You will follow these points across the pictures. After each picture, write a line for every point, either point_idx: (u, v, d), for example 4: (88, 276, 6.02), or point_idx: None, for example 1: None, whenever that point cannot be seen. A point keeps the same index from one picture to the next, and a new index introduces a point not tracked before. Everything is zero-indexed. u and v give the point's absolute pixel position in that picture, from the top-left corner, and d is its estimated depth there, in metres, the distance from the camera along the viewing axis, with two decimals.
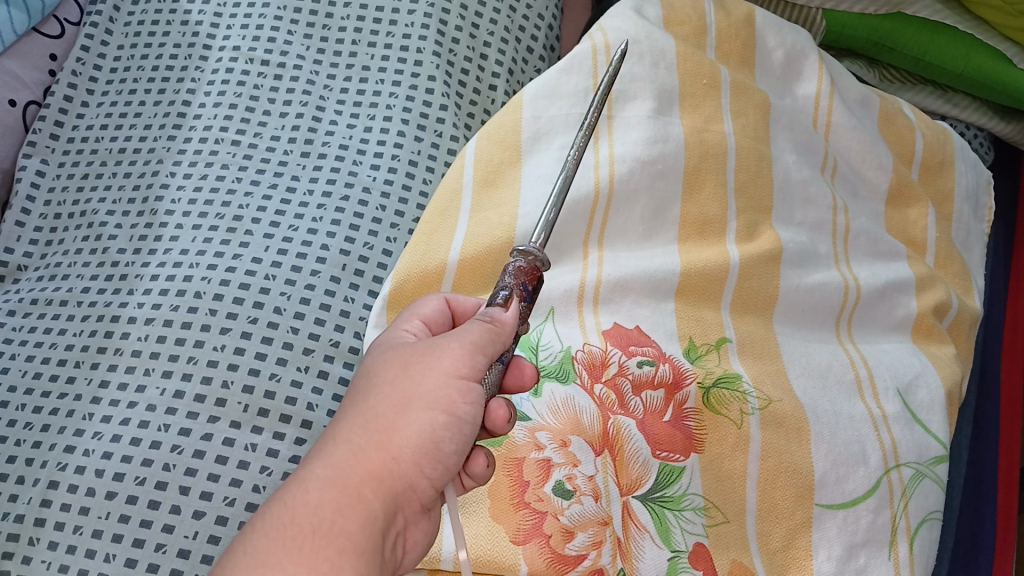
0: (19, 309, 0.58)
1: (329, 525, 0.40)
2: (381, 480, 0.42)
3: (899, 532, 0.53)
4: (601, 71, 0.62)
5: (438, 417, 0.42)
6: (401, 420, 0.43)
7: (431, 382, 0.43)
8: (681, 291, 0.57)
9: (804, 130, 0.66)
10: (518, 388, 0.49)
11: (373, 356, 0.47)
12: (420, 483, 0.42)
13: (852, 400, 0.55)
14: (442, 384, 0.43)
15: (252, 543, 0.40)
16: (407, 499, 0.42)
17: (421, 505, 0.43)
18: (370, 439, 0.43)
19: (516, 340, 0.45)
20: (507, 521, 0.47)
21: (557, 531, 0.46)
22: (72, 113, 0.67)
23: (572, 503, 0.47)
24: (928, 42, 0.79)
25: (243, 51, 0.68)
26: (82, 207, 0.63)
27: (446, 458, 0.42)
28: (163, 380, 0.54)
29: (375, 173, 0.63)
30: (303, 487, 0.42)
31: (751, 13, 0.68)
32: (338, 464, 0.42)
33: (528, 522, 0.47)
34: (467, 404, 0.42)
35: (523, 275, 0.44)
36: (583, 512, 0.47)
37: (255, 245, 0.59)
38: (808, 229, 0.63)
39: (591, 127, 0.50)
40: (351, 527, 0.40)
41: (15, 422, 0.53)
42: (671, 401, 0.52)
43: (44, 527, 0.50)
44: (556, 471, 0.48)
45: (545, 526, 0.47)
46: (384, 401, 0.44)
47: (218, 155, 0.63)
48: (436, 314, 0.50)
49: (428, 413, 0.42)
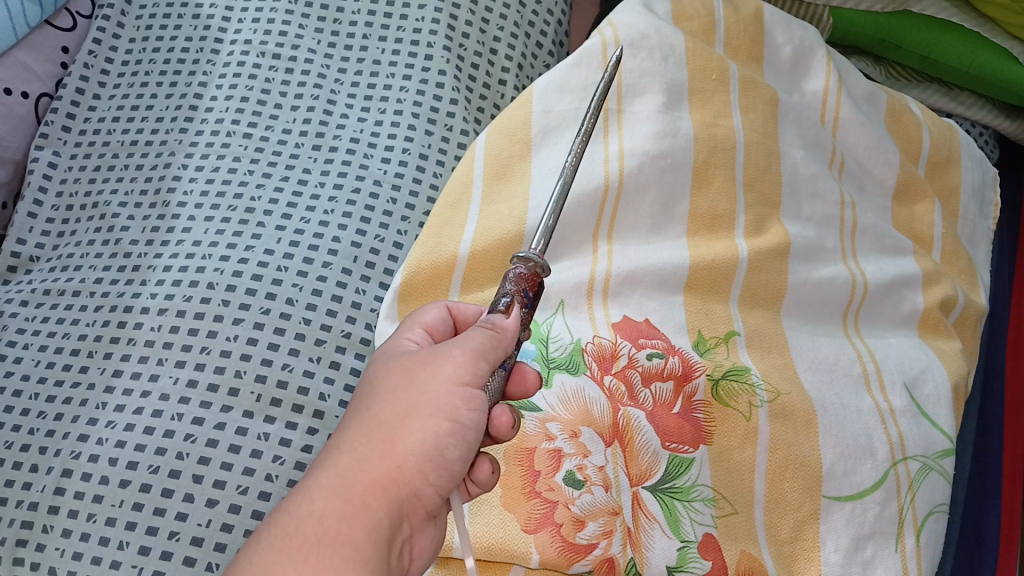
0: (32, 299, 0.58)
1: (333, 535, 0.41)
2: (386, 488, 0.42)
3: (906, 523, 0.53)
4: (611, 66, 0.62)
5: (441, 425, 0.42)
6: (404, 428, 0.43)
7: (433, 390, 0.43)
8: (689, 284, 0.57)
9: (812, 126, 0.66)
10: (521, 395, 0.49)
11: (376, 364, 0.47)
12: (424, 490, 0.43)
13: (859, 393, 0.56)
14: (445, 391, 0.43)
15: (258, 552, 0.41)
16: (412, 506, 0.43)
17: (425, 512, 0.43)
18: (375, 447, 0.43)
19: (517, 347, 0.45)
20: (518, 510, 0.48)
21: (568, 521, 0.47)
22: (84, 105, 0.67)
23: (583, 492, 0.48)
24: (935, 40, 0.79)
25: (255, 44, 0.68)
26: (94, 199, 0.63)
27: (451, 464, 0.42)
28: (176, 369, 0.54)
29: (386, 167, 0.64)
30: (307, 496, 0.42)
31: (760, 9, 0.69)
32: (341, 474, 0.42)
33: (539, 511, 0.47)
34: (470, 411, 0.42)
35: (524, 282, 0.44)
36: (593, 502, 0.48)
37: (266, 237, 0.59)
38: (815, 224, 0.63)
39: (589, 132, 0.50)
40: (355, 536, 0.41)
41: (28, 411, 0.54)
42: (680, 393, 0.52)
43: (58, 515, 0.50)
44: (567, 461, 0.48)
45: (555, 515, 0.47)
46: (387, 408, 0.44)
47: (229, 147, 0.63)
48: (437, 322, 0.49)
49: (431, 421, 0.42)
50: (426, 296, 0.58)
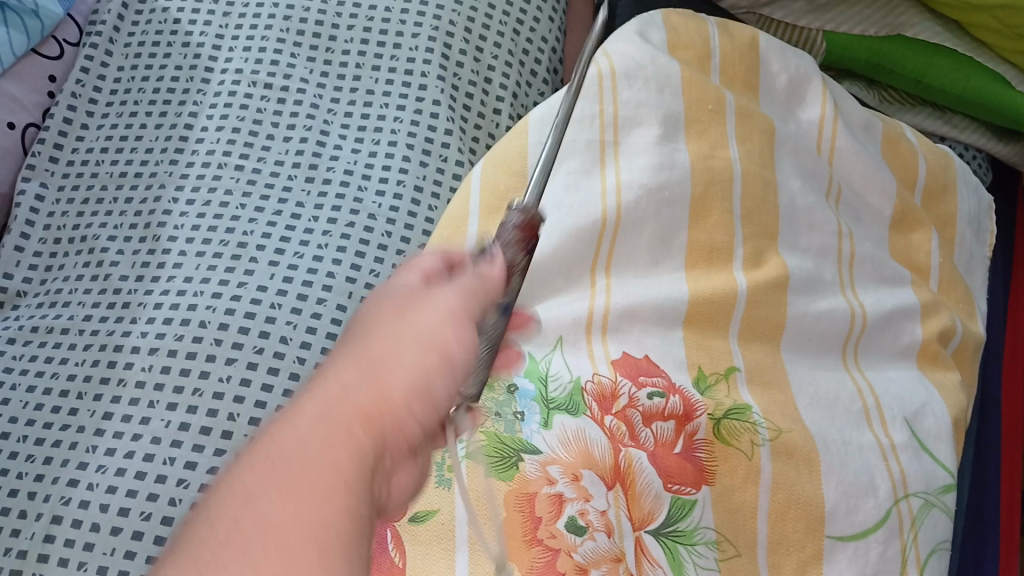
0: (19, 337, 0.57)
1: (327, 444, 0.32)
2: (370, 421, 0.34)
3: (909, 562, 0.53)
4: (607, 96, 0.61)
5: (432, 356, 0.35)
6: (388, 362, 0.35)
7: (424, 321, 0.37)
8: (689, 319, 0.56)
9: (809, 156, 0.66)
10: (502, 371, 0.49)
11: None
12: (409, 428, 0.35)
13: (860, 429, 0.55)
14: (438, 320, 0.36)
15: (211, 493, 0.32)
16: (393, 446, 0.34)
17: (410, 448, 0.35)
18: (354, 382, 0.35)
19: None
20: (520, 559, 0.48)
21: (571, 569, 0.47)
22: (72, 136, 0.66)
23: (585, 539, 0.48)
24: (928, 65, 0.79)
25: (246, 73, 0.68)
26: (82, 232, 0.62)
27: (455, 354, 0.36)
28: (168, 412, 0.53)
29: (381, 200, 0.63)
30: (287, 423, 0.33)
31: (755, 37, 0.69)
32: (324, 422, 0.33)
33: (542, 557, 0.48)
34: (462, 348, 0.36)
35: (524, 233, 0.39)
36: (596, 549, 0.48)
37: (259, 273, 0.58)
38: (813, 255, 0.62)
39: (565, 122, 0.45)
40: (337, 465, 0.32)
41: (17, 454, 0.53)
42: (682, 432, 0.52)
43: (49, 562, 0.49)
44: (568, 507, 0.48)
45: (558, 564, 0.48)
46: (368, 340, 0.36)
47: (221, 180, 0.63)
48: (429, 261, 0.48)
49: (421, 351, 0.36)
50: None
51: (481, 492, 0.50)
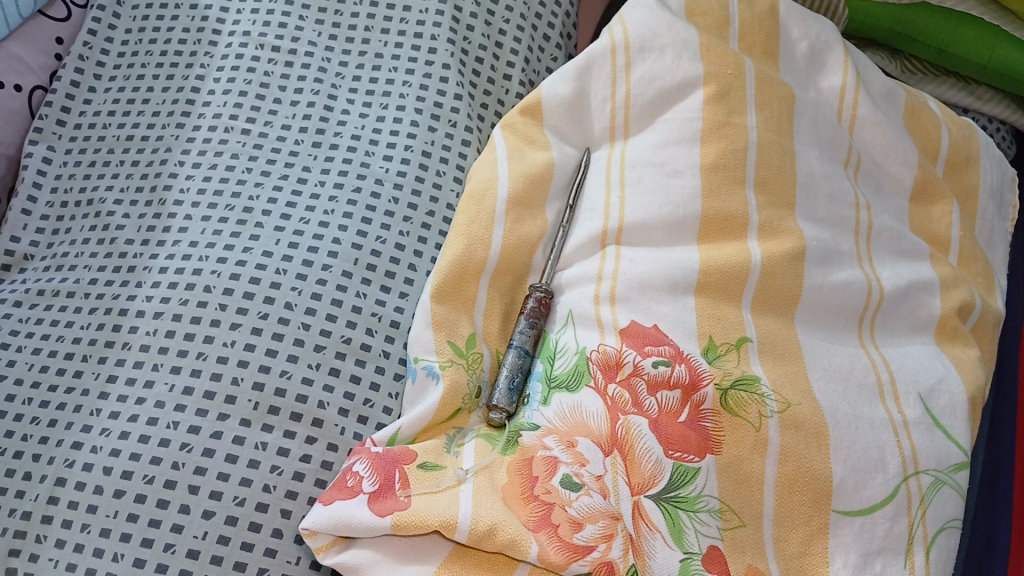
0: (25, 300, 0.57)
1: None
2: None
3: (916, 540, 0.51)
4: (619, 76, 0.63)
5: None
6: None
7: None
8: (701, 287, 0.55)
9: (828, 125, 0.64)
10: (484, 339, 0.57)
11: None
12: None
13: (873, 404, 0.53)
14: None
15: None
16: None
17: None
18: None
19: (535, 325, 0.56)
20: (518, 512, 0.48)
21: (565, 522, 0.47)
22: (79, 98, 0.66)
23: (580, 495, 0.47)
24: (952, 33, 0.77)
25: (253, 36, 0.67)
26: (89, 195, 0.61)
27: None
28: (172, 375, 0.53)
29: (388, 165, 0.62)
30: None
31: (775, 4, 0.68)
32: None
33: (536, 513, 0.47)
34: None
35: (538, 307, 0.56)
36: (591, 505, 0.47)
37: (265, 238, 0.58)
38: (831, 226, 0.61)
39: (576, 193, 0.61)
40: None
41: (22, 416, 0.52)
42: (688, 402, 0.51)
43: (51, 525, 0.49)
44: (563, 466, 0.49)
45: (553, 517, 0.47)
46: None
47: (227, 144, 0.62)
48: None
49: None
50: (459, 295, 0.57)
51: (489, 467, 0.50)
